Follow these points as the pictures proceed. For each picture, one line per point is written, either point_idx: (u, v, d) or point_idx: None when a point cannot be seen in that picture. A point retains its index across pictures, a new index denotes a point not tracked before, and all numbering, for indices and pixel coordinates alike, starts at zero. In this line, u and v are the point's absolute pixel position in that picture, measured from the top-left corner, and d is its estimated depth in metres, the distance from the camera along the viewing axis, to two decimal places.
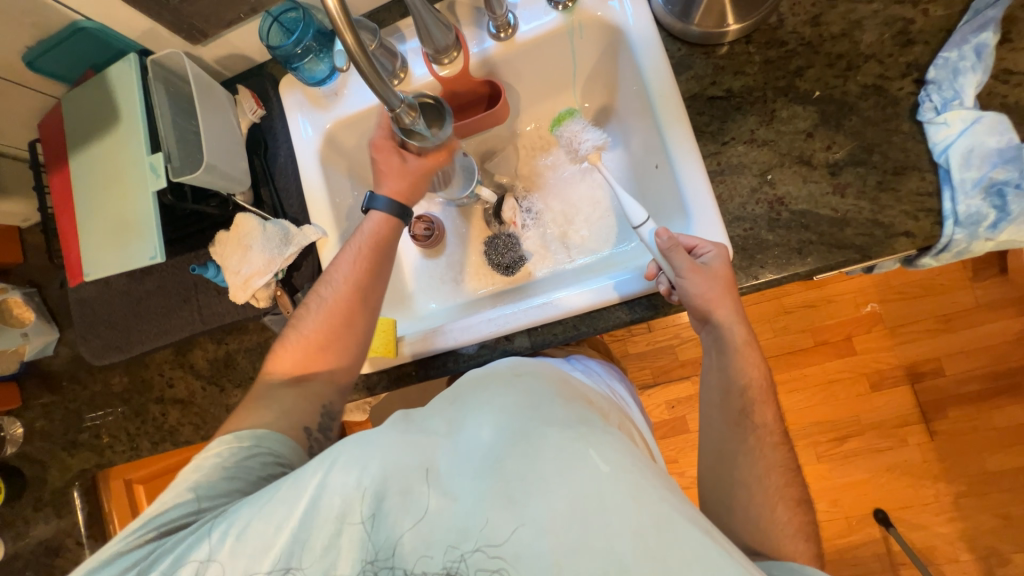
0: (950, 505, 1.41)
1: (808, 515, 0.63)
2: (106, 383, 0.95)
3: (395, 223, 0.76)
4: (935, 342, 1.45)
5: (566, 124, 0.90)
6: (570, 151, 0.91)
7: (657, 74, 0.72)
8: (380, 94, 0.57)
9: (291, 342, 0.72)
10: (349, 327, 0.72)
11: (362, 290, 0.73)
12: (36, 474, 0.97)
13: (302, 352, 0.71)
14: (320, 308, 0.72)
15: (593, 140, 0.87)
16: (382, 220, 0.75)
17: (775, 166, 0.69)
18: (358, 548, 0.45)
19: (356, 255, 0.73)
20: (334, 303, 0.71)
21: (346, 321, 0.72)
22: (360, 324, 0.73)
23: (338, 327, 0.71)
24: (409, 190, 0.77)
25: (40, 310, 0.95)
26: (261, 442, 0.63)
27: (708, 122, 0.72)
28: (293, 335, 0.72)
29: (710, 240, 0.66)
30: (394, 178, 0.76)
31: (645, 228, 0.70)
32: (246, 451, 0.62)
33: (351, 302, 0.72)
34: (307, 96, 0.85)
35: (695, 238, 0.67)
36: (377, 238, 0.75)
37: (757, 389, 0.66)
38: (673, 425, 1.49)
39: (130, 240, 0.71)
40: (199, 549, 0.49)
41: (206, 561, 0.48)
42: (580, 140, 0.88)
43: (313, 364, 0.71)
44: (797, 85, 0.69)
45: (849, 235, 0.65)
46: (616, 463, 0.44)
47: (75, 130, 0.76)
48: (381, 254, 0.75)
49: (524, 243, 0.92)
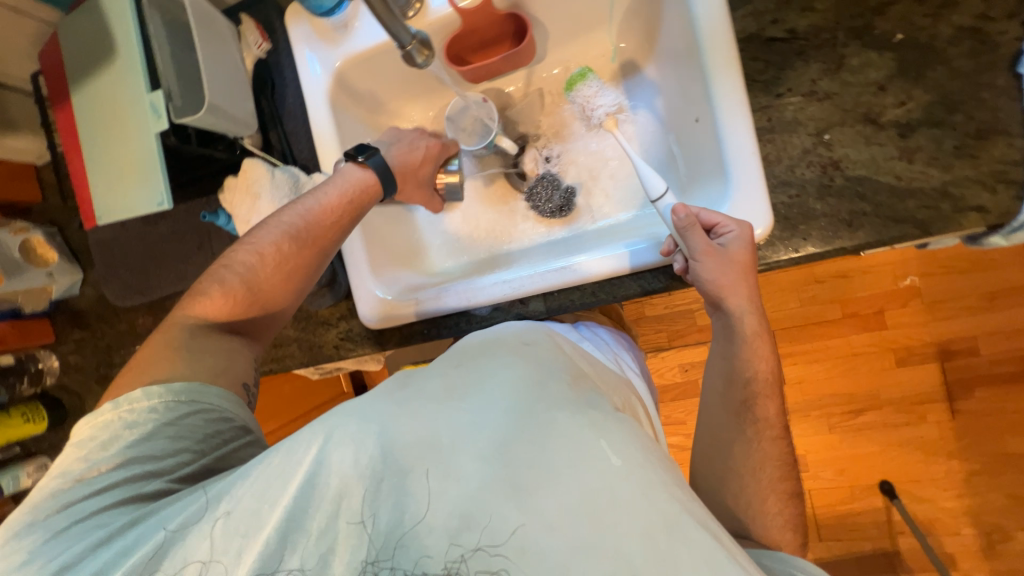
0: (960, 482, 1.40)
1: (799, 509, 0.61)
2: (131, 323, 0.97)
3: (375, 188, 0.73)
4: (976, 320, 1.37)
5: (579, 87, 0.82)
6: (585, 117, 0.85)
7: (707, 9, 0.62)
8: (389, 28, 0.54)
9: (217, 291, 0.65)
10: (291, 283, 0.68)
11: (318, 246, 0.69)
12: (75, 404, 1.02)
13: (233, 297, 0.65)
14: (261, 251, 0.67)
15: (607, 106, 0.83)
16: (364, 180, 0.72)
17: (834, 124, 0.60)
18: (360, 546, 0.44)
19: (323, 214, 0.69)
20: (279, 253, 0.67)
21: (288, 277, 0.68)
22: (302, 282, 0.69)
23: (279, 282, 0.67)
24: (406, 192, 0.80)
25: (62, 250, 0.96)
26: (193, 394, 0.57)
27: (763, 70, 0.63)
28: (225, 275, 0.66)
29: (734, 219, 0.60)
30: (410, 172, 0.79)
31: (663, 202, 0.66)
32: (177, 407, 0.56)
33: (302, 257, 0.68)
34: (314, 28, 0.77)
35: (717, 216, 0.61)
36: (351, 200, 0.70)
37: (762, 383, 0.63)
38: (685, 388, 1.49)
39: (136, 184, 0.69)
40: (198, 548, 0.45)
41: (207, 561, 0.44)
42: (594, 105, 0.83)
43: (242, 309, 0.66)
44: (874, 26, 0.59)
45: (910, 207, 0.58)
46: (627, 456, 0.44)
47: (72, 61, 0.71)
48: (349, 219, 0.70)
49: (565, 179, 0.87)
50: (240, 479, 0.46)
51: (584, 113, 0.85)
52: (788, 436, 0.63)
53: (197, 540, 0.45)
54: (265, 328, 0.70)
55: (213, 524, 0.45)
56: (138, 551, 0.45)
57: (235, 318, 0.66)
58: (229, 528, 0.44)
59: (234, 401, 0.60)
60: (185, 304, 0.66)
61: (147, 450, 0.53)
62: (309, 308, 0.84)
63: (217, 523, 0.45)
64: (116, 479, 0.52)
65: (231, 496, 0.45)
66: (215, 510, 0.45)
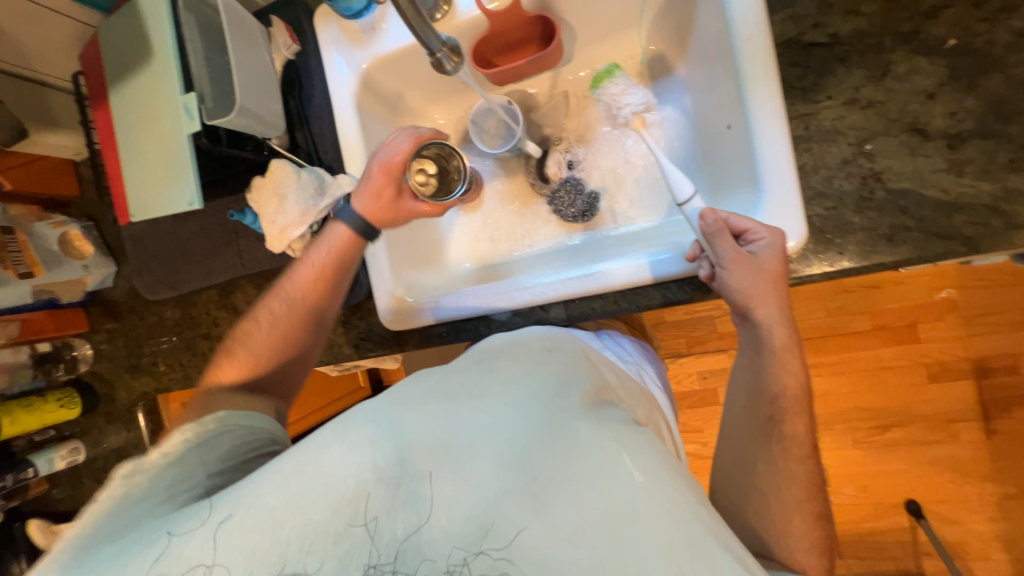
0: (992, 505, 1.33)
1: (825, 531, 0.58)
2: (160, 316, 1.00)
3: (359, 240, 0.73)
4: (1017, 337, 1.31)
5: (606, 84, 0.80)
6: (610, 116, 0.83)
7: (744, 13, 0.60)
8: (419, 35, 0.53)
9: (234, 357, 0.70)
10: (301, 337, 0.73)
11: (315, 307, 0.72)
12: (107, 391, 1.06)
13: (247, 365, 0.70)
14: (270, 321, 0.71)
15: (634, 104, 0.79)
16: (346, 234, 0.73)
17: (877, 134, 0.58)
18: (356, 549, 0.42)
19: (313, 276, 0.72)
20: (287, 313, 0.71)
21: (297, 332, 0.72)
22: (311, 333, 0.73)
23: (289, 339, 0.72)
24: (385, 221, 0.74)
25: (98, 243, 1.00)
26: (230, 419, 0.59)
27: (801, 76, 0.60)
28: (240, 348, 0.70)
29: (765, 225, 0.59)
30: (377, 203, 0.73)
31: (691, 205, 0.64)
32: (212, 430, 0.56)
33: (304, 320, 0.72)
34: (342, 30, 0.77)
35: (747, 221, 0.60)
36: (337, 255, 0.73)
37: (791, 400, 0.60)
38: (703, 396, 1.46)
39: (168, 184, 0.70)
40: (201, 553, 0.44)
41: (210, 566, 0.43)
42: (620, 103, 0.80)
43: (258, 375, 0.70)
44: (925, 30, 0.56)
45: (957, 223, 0.55)
46: (651, 475, 0.43)
47: (109, 62, 0.73)
48: (338, 275, 0.73)
49: (588, 183, 0.86)
50: (255, 480, 0.46)
51: (608, 112, 0.83)
52: (817, 456, 0.60)
53: (201, 546, 0.44)
54: (287, 382, 0.72)
55: (223, 525, 0.44)
56: (144, 561, 0.44)
57: (254, 377, 0.70)
58: (238, 533, 0.44)
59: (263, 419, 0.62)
60: (209, 373, 0.70)
61: (182, 469, 0.52)
62: None
63: (223, 525, 0.44)
64: (148, 497, 0.49)
65: (241, 498, 0.45)
66: (219, 514, 0.45)
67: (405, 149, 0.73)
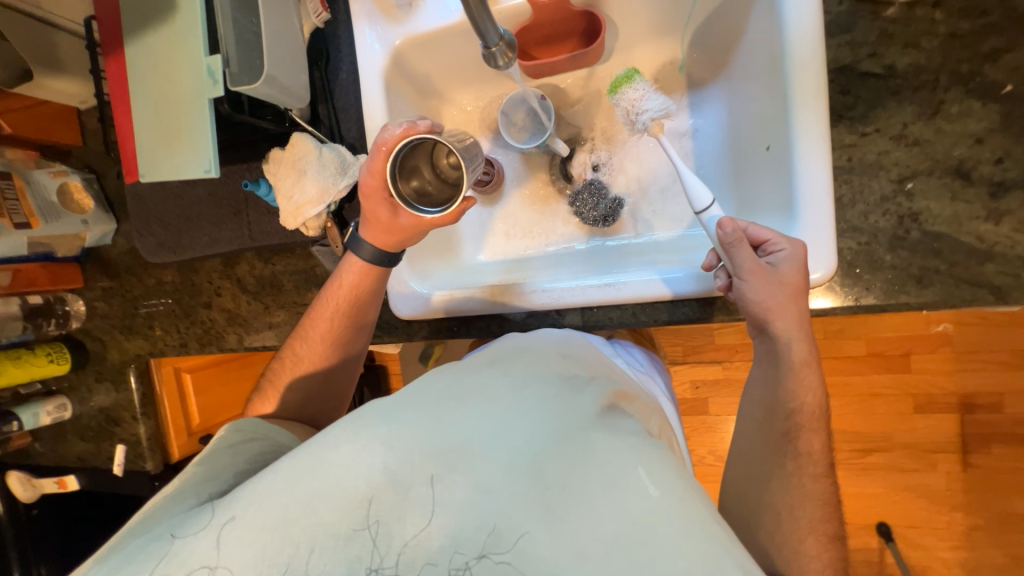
0: (960, 535, 1.37)
1: (840, 553, 0.57)
2: (159, 279, 0.97)
3: (375, 274, 0.71)
4: (1006, 377, 1.32)
5: (623, 89, 0.73)
6: (630, 122, 0.76)
7: (801, 33, 0.59)
8: (478, 27, 0.50)
9: (269, 394, 0.70)
10: (329, 371, 0.72)
11: (341, 339, 0.72)
12: (98, 350, 1.04)
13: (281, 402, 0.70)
14: (298, 354, 0.71)
15: (654, 111, 0.72)
16: (361, 270, 0.71)
17: (919, 174, 0.58)
18: (364, 551, 0.42)
19: (333, 308, 0.70)
20: (314, 348, 0.71)
21: (325, 367, 0.72)
22: (338, 366, 0.73)
23: (318, 374, 0.71)
24: (394, 244, 0.69)
25: (99, 198, 0.96)
26: (258, 427, 0.60)
27: (851, 105, 0.60)
28: (272, 380, 0.71)
29: (786, 237, 0.58)
30: (378, 229, 0.69)
31: (709, 214, 0.63)
32: (246, 434, 0.58)
33: (332, 352, 0.71)
34: (377, 3, 0.74)
35: (767, 231, 0.59)
36: (352, 290, 0.71)
37: (808, 415, 0.61)
38: (693, 406, 1.47)
39: (183, 149, 0.67)
40: (204, 553, 0.43)
41: (214, 567, 0.42)
42: (639, 110, 0.72)
43: (289, 407, 0.70)
44: (983, 72, 0.57)
45: (988, 271, 0.57)
46: (665, 489, 0.43)
47: (128, 11, 0.69)
48: (361, 305, 0.71)
49: (612, 188, 0.84)
50: (263, 477, 0.46)
51: (626, 119, 0.75)
52: (831, 474, 0.60)
53: (205, 546, 0.43)
54: (325, 410, 0.72)
55: (226, 526, 0.43)
56: (145, 564, 0.43)
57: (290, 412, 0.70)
58: (241, 536, 0.43)
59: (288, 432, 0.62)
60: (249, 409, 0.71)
61: (215, 466, 0.53)
62: None
63: (225, 528, 0.43)
64: (179, 490, 0.50)
65: (247, 497, 0.44)
66: (220, 517, 0.44)
67: (378, 168, 0.66)
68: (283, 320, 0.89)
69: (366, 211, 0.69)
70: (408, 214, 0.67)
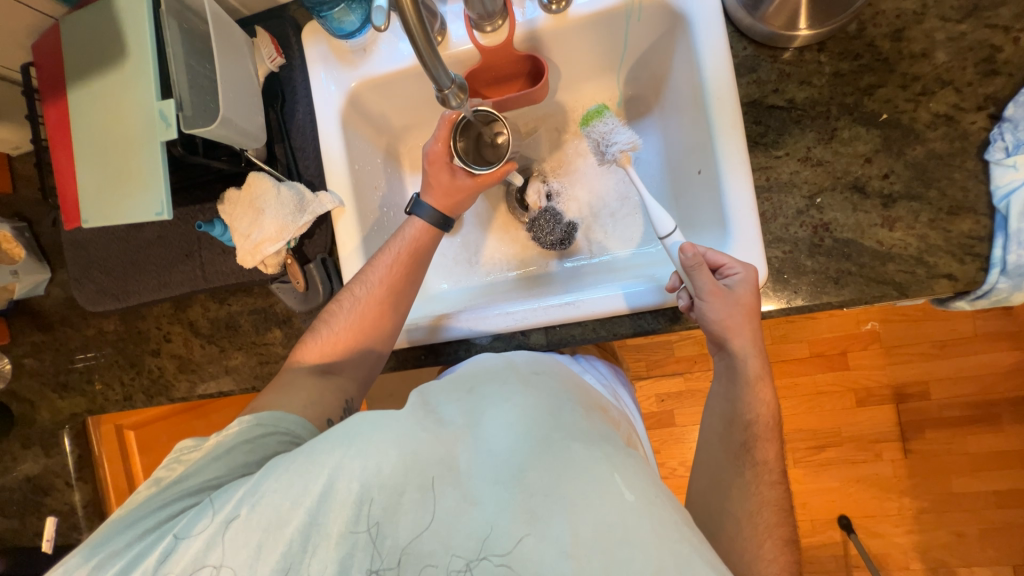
0: (911, 519, 1.46)
1: (793, 556, 0.61)
2: (100, 328, 0.91)
3: (435, 233, 0.78)
4: (930, 366, 1.44)
5: (594, 123, 0.80)
6: (598, 152, 0.81)
7: (716, 73, 0.67)
8: (431, 71, 0.54)
9: (320, 336, 0.74)
10: (377, 329, 0.75)
11: (397, 297, 0.75)
12: (26, 412, 0.95)
13: (331, 345, 0.74)
14: (355, 309, 0.73)
15: (622, 142, 0.75)
16: (423, 227, 0.77)
17: (825, 190, 0.67)
18: (360, 553, 0.46)
19: (392, 262, 0.75)
20: (369, 302, 0.73)
21: (375, 322, 0.74)
22: (388, 326, 0.75)
23: (367, 328, 0.74)
24: (453, 206, 0.78)
25: (30, 247, 0.91)
26: (272, 419, 0.62)
27: (763, 133, 0.70)
28: (325, 330, 0.74)
29: (740, 262, 0.64)
30: (440, 193, 0.77)
31: (672, 239, 0.67)
32: (265, 428, 0.61)
33: (385, 307, 0.74)
34: (332, 49, 0.77)
35: (724, 257, 0.65)
36: (407, 248, 0.76)
37: (763, 426, 0.66)
38: (660, 418, 1.52)
39: (133, 192, 0.66)
40: (212, 554, 0.48)
41: (218, 566, 0.48)
42: (609, 141, 0.77)
43: (338, 361, 0.74)
44: (864, 104, 0.67)
45: (890, 270, 0.66)
46: (641, 493, 0.46)
47: (75, 59, 0.69)
48: (417, 260, 0.76)
49: (566, 215, 0.89)
50: (269, 475, 0.50)
51: (597, 149, 0.80)
52: (786, 481, 0.65)
53: (211, 546, 0.48)
54: (360, 372, 0.75)
55: (229, 524, 0.48)
56: (155, 553, 0.50)
57: (331, 359, 0.74)
58: (241, 533, 0.48)
59: (307, 427, 0.65)
60: (296, 347, 0.75)
61: (222, 465, 0.56)
62: (300, 326, 0.83)
63: (229, 524, 0.48)
64: (186, 488, 0.54)
65: (254, 496, 0.49)
66: (223, 516, 0.49)
67: (443, 134, 0.74)
68: (241, 362, 0.86)
69: (429, 175, 0.77)
70: (468, 176, 0.76)
